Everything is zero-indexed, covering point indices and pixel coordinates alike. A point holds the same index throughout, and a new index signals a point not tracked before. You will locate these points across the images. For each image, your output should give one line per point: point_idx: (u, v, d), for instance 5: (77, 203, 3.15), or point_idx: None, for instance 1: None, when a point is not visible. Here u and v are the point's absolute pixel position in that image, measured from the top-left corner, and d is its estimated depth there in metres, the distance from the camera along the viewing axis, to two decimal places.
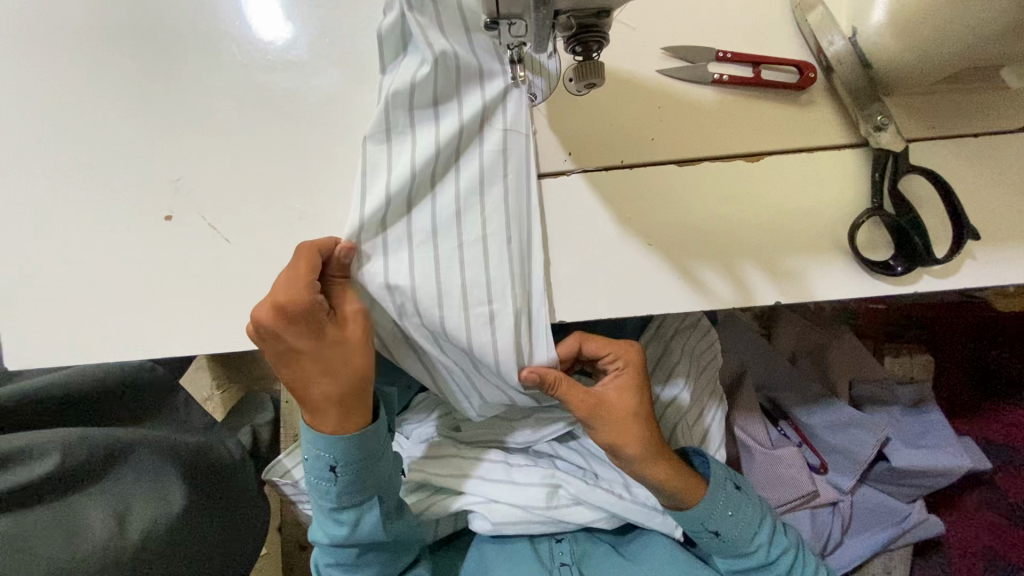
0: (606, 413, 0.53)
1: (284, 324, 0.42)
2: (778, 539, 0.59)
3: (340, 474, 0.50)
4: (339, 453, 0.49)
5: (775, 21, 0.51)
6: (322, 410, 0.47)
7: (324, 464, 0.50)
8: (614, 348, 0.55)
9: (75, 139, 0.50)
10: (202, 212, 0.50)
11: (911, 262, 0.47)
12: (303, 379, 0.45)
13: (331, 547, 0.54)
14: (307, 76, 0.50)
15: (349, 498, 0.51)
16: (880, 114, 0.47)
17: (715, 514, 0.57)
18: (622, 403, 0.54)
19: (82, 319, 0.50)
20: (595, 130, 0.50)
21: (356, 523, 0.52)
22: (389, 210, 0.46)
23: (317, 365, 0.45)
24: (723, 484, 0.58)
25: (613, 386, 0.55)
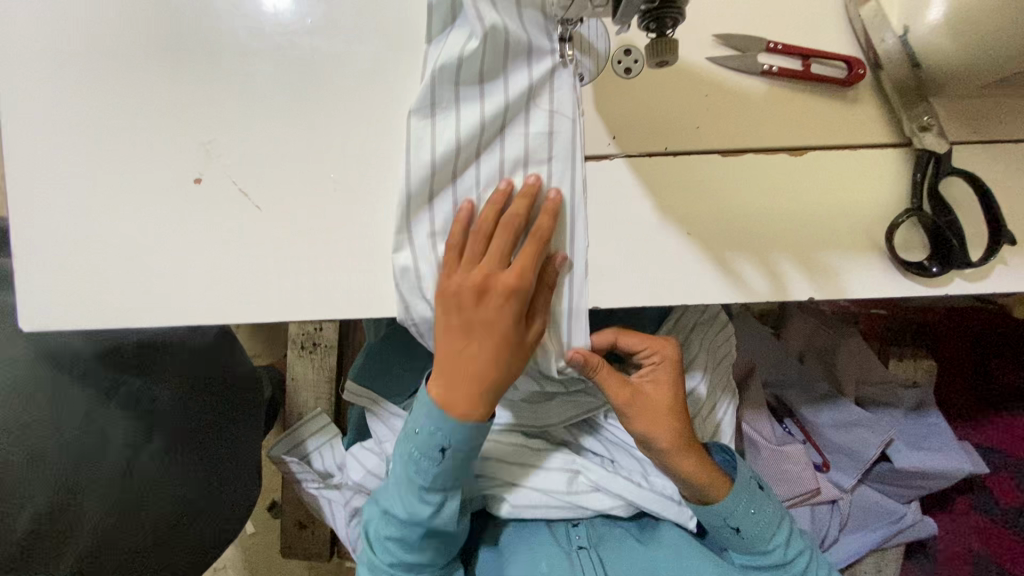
0: (642, 405, 0.54)
1: (496, 299, 0.45)
2: (795, 540, 0.60)
3: (448, 456, 0.49)
4: (459, 436, 0.48)
5: (826, 15, 0.50)
6: (468, 389, 0.47)
7: (436, 443, 0.48)
8: (651, 343, 0.55)
9: (102, 91, 0.48)
10: (234, 177, 0.49)
11: (946, 262, 0.47)
12: (475, 349, 0.46)
13: (401, 524, 0.53)
14: (347, 43, 0.48)
15: (442, 482, 0.51)
16: (926, 115, 0.47)
17: (737, 511, 0.58)
18: (657, 396, 0.55)
19: (103, 280, 0.48)
20: (642, 114, 0.49)
21: (440, 507, 0.52)
22: (435, 179, 0.46)
23: (492, 344, 0.45)
24: (748, 481, 0.59)
25: (650, 381, 0.55)
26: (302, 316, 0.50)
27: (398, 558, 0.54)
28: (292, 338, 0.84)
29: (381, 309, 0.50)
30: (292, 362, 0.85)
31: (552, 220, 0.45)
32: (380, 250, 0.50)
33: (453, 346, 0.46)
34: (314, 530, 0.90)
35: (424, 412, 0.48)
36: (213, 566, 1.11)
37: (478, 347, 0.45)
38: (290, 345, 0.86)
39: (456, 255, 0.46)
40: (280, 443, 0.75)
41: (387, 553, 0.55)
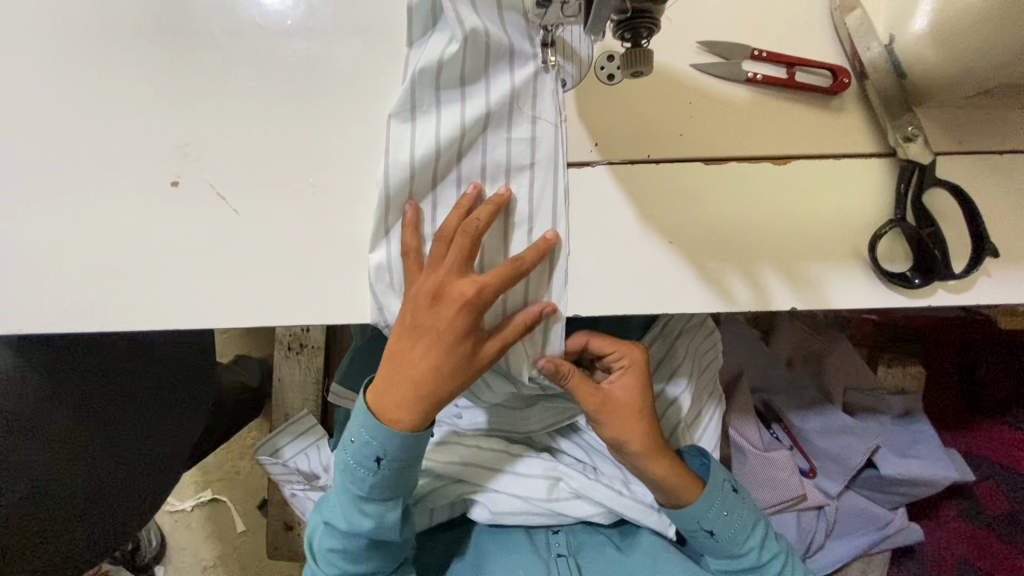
0: (613, 408, 0.54)
1: (445, 310, 0.45)
2: (771, 544, 0.60)
3: (382, 467, 0.50)
4: (392, 446, 0.49)
5: (812, 23, 0.50)
6: (405, 396, 0.47)
7: (370, 453, 0.49)
8: (620, 348, 0.55)
9: (78, 92, 0.47)
10: (211, 180, 0.48)
11: (927, 274, 0.47)
12: (418, 356, 0.46)
13: (342, 534, 0.53)
14: (327, 46, 0.48)
15: (380, 492, 0.51)
16: (910, 124, 0.47)
17: (712, 512, 0.58)
18: (626, 398, 0.55)
19: (79, 282, 0.48)
20: (624, 122, 0.49)
21: (381, 518, 0.52)
22: (415, 182, 0.46)
23: (434, 354, 0.46)
24: (722, 486, 0.59)
25: (620, 383, 0.55)
26: (278, 320, 0.49)
27: (342, 567, 0.55)
28: (278, 339, 0.84)
29: (359, 315, 0.50)
30: (279, 362, 0.84)
31: (537, 257, 0.45)
32: (358, 255, 0.49)
33: (400, 348, 0.46)
34: (299, 532, 0.89)
35: (357, 423, 0.49)
36: (202, 564, 1.12)
37: (421, 355, 0.46)
38: (276, 345, 0.85)
39: (416, 260, 0.47)
40: (269, 441, 0.73)
41: (333, 562, 0.55)
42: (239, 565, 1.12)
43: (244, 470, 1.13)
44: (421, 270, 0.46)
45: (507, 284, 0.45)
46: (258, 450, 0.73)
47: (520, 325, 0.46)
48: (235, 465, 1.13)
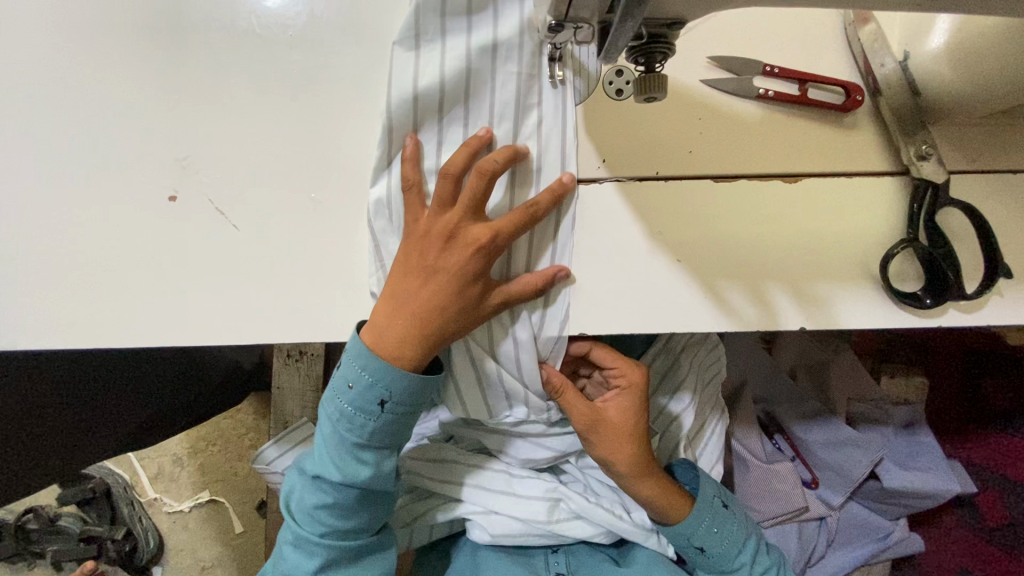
0: (604, 429, 0.54)
1: (457, 252, 0.43)
2: (762, 558, 0.61)
3: (385, 411, 0.47)
4: (396, 388, 0.46)
5: (826, 38, 0.49)
6: (404, 334, 0.44)
7: (373, 397, 0.46)
8: (622, 361, 0.54)
9: (72, 102, 0.46)
10: (210, 195, 0.47)
11: (941, 296, 0.46)
12: (423, 293, 0.44)
13: (334, 486, 0.50)
14: (329, 55, 0.47)
15: (380, 440, 0.48)
16: (925, 142, 0.46)
17: (700, 531, 0.58)
18: (620, 419, 0.54)
19: (74, 298, 0.47)
20: (632, 137, 0.48)
21: (377, 466, 0.50)
22: (419, 111, 0.44)
23: (440, 295, 0.43)
24: (710, 501, 0.59)
25: (613, 404, 0.54)
26: (278, 337, 0.48)
27: (330, 525, 0.52)
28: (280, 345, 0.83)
29: None
30: (278, 369, 0.84)
31: (552, 203, 0.44)
32: (360, 271, 0.48)
33: (404, 284, 0.44)
34: None
35: (356, 368, 0.45)
36: (201, 565, 1.11)
37: (425, 292, 0.44)
38: (276, 352, 0.85)
39: (418, 198, 0.44)
40: (268, 448, 0.72)
41: (321, 520, 0.52)
42: (238, 566, 1.12)
43: (243, 471, 1.12)
44: (429, 213, 0.44)
45: (520, 230, 0.43)
46: (253, 460, 0.72)
47: (529, 283, 0.45)
48: (235, 465, 1.12)
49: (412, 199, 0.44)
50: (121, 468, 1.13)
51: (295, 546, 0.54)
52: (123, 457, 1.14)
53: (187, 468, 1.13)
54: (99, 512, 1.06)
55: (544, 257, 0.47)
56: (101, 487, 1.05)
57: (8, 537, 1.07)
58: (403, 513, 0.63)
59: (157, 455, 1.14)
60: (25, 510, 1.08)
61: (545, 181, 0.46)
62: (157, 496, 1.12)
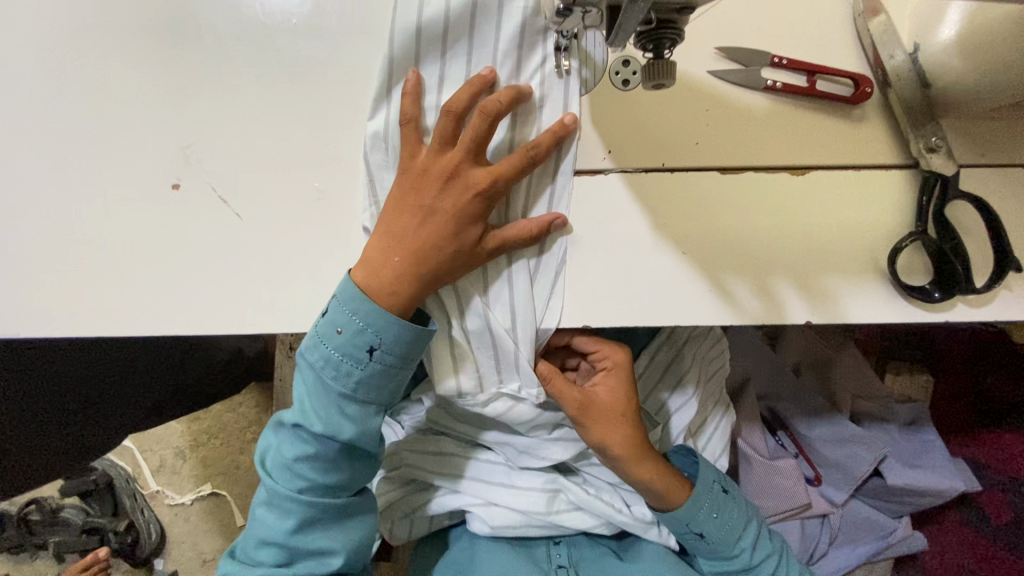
0: (595, 413, 0.53)
1: (454, 191, 0.42)
2: (762, 544, 0.60)
3: (373, 361, 0.45)
4: (386, 336, 0.44)
5: (836, 30, 0.48)
6: (399, 272, 0.43)
7: (363, 344, 0.45)
8: (604, 346, 0.54)
9: (75, 91, 0.46)
10: (214, 183, 0.47)
11: (948, 288, 0.46)
12: (420, 231, 0.43)
13: (317, 438, 0.48)
14: (333, 44, 0.47)
15: (366, 394, 0.47)
16: (934, 134, 0.46)
17: (700, 516, 0.58)
18: (611, 402, 0.54)
19: (76, 286, 0.47)
20: (640, 126, 0.47)
21: (363, 421, 0.48)
22: (423, 40, 0.43)
23: (437, 233, 0.43)
24: (710, 485, 0.59)
25: (603, 386, 0.54)
26: (281, 327, 0.48)
27: (310, 479, 0.50)
28: (281, 338, 0.83)
29: None
30: (280, 362, 0.84)
31: (552, 145, 0.43)
32: None
33: (400, 220, 0.44)
34: None
35: (346, 311, 0.44)
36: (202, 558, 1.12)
37: (423, 232, 0.43)
38: (279, 345, 0.85)
39: (416, 135, 0.43)
40: None
41: (301, 474, 0.50)
42: None
43: (245, 465, 1.12)
44: (428, 153, 0.43)
45: (520, 172, 0.43)
46: None
47: (526, 231, 0.45)
48: (237, 459, 1.13)
49: (410, 133, 0.43)
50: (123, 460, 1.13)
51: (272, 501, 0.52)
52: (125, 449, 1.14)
53: (190, 461, 1.14)
54: (100, 505, 1.07)
55: (543, 199, 0.47)
56: (103, 480, 1.07)
57: (9, 528, 1.07)
58: (401, 505, 0.62)
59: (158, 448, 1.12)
60: (27, 502, 1.09)
61: (546, 112, 0.45)
62: (159, 488, 1.11)
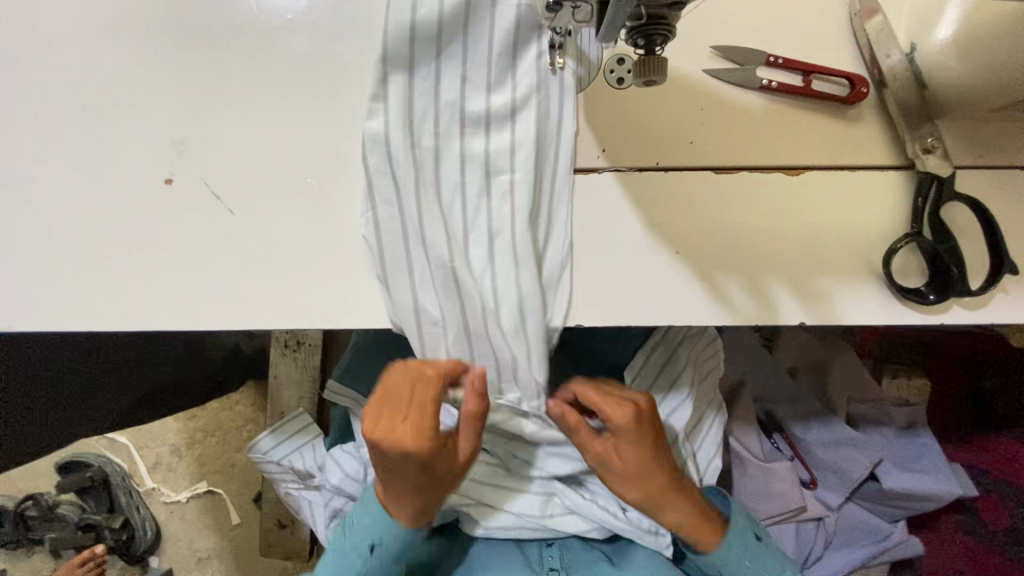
0: (615, 473, 0.50)
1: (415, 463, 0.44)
2: None
3: (375, 552, 0.55)
4: (386, 537, 0.55)
5: (831, 29, 0.48)
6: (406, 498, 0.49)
7: (365, 542, 0.55)
8: (611, 404, 0.49)
9: (67, 85, 0.46)
10: (206, 178, 0.47)
11: (944, 291, 0.46)
12: (407, 484, 0.47)
13: None
14: (328, 41, 0.46)
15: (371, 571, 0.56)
16: (931, 136, 0.45)
17: (731, 563, 0.57)
18: (636, 466, 0.49)
19: (67, 281, 0.47)
20: (634, 125, 0.47)
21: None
22: (416, 40, 0.44)
23: (418, 473, 0.46)
24: (744, 534, 0.57)
25: (627, 453, 0.49)
26: (272, 324, 0.48)
27: None
28: (276, 337, 0.83)
29: (357, 320, 0.48)
30: (275, 360, 0.84)
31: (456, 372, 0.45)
32: (355, 257, 0.48)
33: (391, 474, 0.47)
34: (293, 530, 0.91)
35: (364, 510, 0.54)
36: (198, 556, 1.13)
37: (411, 483, 0.47)
38: (273, 342, 0.85)
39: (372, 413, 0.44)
40: (263, 438, 0.72)
41: None
42: (235, 557, 1.13)
43: (241, 463, 1.13)
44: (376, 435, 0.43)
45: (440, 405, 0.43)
46: (249, 450, 0.72)
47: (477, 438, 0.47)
48: (233, 457, 1.13)
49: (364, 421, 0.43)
50: (120, 456, 1.14)
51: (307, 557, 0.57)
52: (122, 446, 1.14)
53: (185, 459, 1.14)
54: (98, 501, 1.08)
55: (555, 211, 0.47)
56: (100, 477, 1.07)
57: (8, 523, 1.10)
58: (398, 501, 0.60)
59: (154, 445, 1.14)
60: (24, 498, 1.09)
61: (549, 103, 0.45)
62: (155, 485, 1.13)
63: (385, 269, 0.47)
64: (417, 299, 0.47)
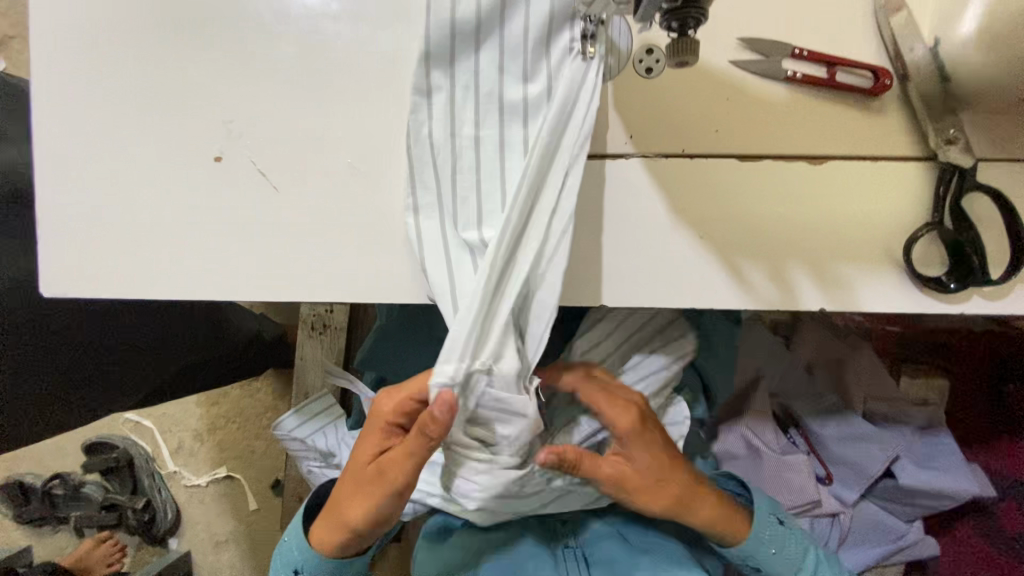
0: (632, 482, 0.54)
1: (384, 439, 0.52)
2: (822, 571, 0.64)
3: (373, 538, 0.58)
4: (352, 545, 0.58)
5: (857, 24, 0.49)
6: (353, 495, 0.54)
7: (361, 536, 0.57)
8: (616, 408, 0.53)
9: (125, 65, 0.49)
10: (253, 158, 0.49)
11: (964, 280, 0.47)
12: (362, 472, 0.53)
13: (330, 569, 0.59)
14: (371, 31, 0.49)
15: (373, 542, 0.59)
16: (953, 128, 0.47)
17: (759, 552, 0.62)
18: (648, 466, 0.54)
19: (122, 252, 0.50)
20: (661, 114, 0.49)
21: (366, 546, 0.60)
22: (455, 35, 0.45)
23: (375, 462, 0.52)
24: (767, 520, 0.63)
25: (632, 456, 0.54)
26: (311, 298, 0.51)
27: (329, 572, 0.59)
28: (303, 319, 0.88)
29: (393, 294, 0.51)
30: (302, 341, 0.88)
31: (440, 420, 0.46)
32: (390, 235, 0.50)
33: (361, 464, 0.53)
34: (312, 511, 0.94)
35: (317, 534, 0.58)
36: (216, 539, 1.16)
37: (364, 471, 0.53)
38: (300, 325, 0.89)
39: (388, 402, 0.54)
40: (287, 417, 0.75)
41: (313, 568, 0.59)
42: (251, 541, 1.16)
43: (260, 450, 1.16)
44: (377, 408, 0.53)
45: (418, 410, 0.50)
46: (273, 427, 0.75)
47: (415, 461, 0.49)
48: (252, 444, 1.16)
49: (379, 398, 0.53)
50: (144, 439, 1.17)
51: (302, 568, 0.59)
52: (146, 429, 1.17)
53: (207, 444, 1.17)
54: (122, 482, 1.13)
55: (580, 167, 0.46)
56: (124, 458, 1.11)
57: (36, 500, 1.13)
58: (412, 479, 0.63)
59: (178, 429, 1.17)
60: (52, 476, 1.13)
61: (593, 80, 0.46)
62: (177, 469, 1.16)
63: (425, 255, 0.48)
64: (455, 280, 0.47)
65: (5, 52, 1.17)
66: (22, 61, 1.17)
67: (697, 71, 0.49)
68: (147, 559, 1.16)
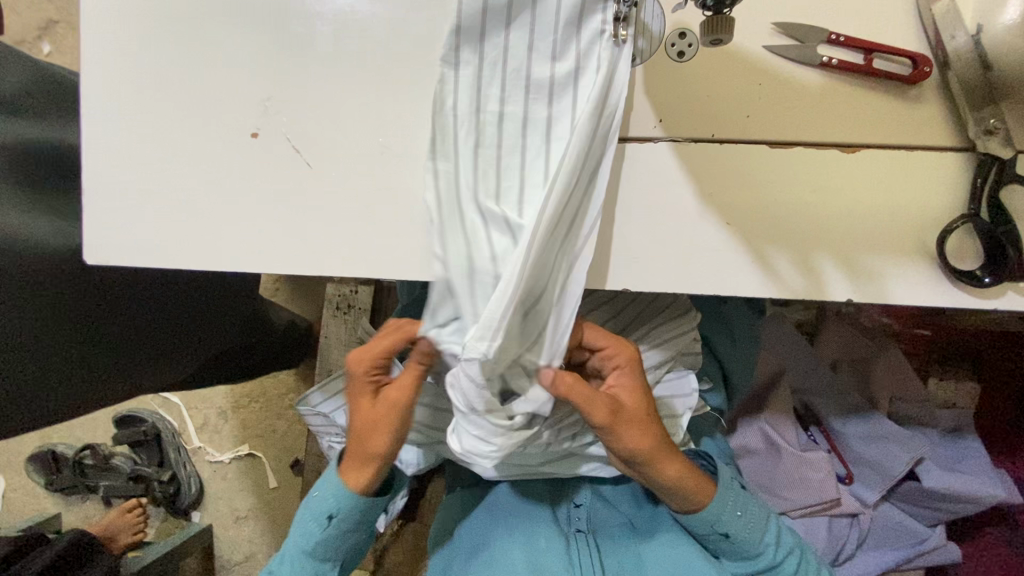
0: (626, 417, 0.53)
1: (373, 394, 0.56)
2: (784, 540, 0.64)
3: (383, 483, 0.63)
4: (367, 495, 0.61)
5: (897, 9, 0.48)
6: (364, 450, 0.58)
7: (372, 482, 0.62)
8: (616, 339, 0.53)
9: (168, 42, 0.50)
10: (289, 134, 0.51)
11: (1000, 274, 0.45)
12: (364, 428, 0.56)
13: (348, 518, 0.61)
14: (406, 11, 0.49)
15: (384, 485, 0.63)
16: (993, 117, 0.45)
17: (726, 514, 0.62)
18: (638, 405, 0.54)
19: (161, 225, 0.52)
20: (691, 98, 0.49)
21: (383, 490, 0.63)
22: (488, 14, 0.46)
23: (373, 414, 0.56)
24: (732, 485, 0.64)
25: (622, 388, 0.53)
26: (339, 274, 0.52)
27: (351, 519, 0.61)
28: (328, 301, 0.90)
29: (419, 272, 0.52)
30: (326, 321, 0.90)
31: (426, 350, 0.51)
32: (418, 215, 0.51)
33: (359, 423, 0.57)
34: None
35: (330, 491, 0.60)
36: (236, 514, 1.19)
37: (364, 427, 0.56)
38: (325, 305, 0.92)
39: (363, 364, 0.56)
40: (313, 392, 0.76)
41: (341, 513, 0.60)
42: (269, 517, 1.19)
43: (280, 429, 1.19)
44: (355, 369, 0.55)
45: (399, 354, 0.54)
46: (296, 402, 0.76)
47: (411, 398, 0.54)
48: (273, 423, 1.19)
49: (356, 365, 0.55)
50: (171, 415, 1.21)
51: (336, 514, 0.60)
52: (173, 405, 1.21)
53: (230, 422, 1.21)
54: (148, 455, 1.17)
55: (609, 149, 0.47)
56: (152, 432, 1.15)
57: (66, 469, 1.17)
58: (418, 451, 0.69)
59: (203, 406, 1.21)
60: (84, 446, 1.18)
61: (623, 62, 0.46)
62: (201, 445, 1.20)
63: (442, 228, 0.48)
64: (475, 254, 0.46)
65: (51, 37, 1.21)
66: (66, 45, 1.21)
67: (729, 56, 0.49)
68: (170, 530, 1.20)
